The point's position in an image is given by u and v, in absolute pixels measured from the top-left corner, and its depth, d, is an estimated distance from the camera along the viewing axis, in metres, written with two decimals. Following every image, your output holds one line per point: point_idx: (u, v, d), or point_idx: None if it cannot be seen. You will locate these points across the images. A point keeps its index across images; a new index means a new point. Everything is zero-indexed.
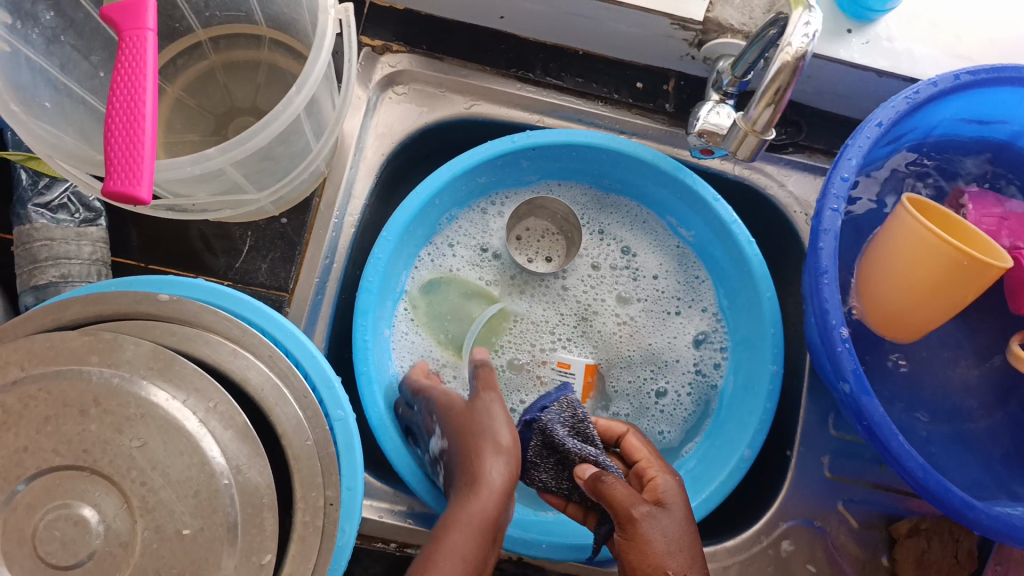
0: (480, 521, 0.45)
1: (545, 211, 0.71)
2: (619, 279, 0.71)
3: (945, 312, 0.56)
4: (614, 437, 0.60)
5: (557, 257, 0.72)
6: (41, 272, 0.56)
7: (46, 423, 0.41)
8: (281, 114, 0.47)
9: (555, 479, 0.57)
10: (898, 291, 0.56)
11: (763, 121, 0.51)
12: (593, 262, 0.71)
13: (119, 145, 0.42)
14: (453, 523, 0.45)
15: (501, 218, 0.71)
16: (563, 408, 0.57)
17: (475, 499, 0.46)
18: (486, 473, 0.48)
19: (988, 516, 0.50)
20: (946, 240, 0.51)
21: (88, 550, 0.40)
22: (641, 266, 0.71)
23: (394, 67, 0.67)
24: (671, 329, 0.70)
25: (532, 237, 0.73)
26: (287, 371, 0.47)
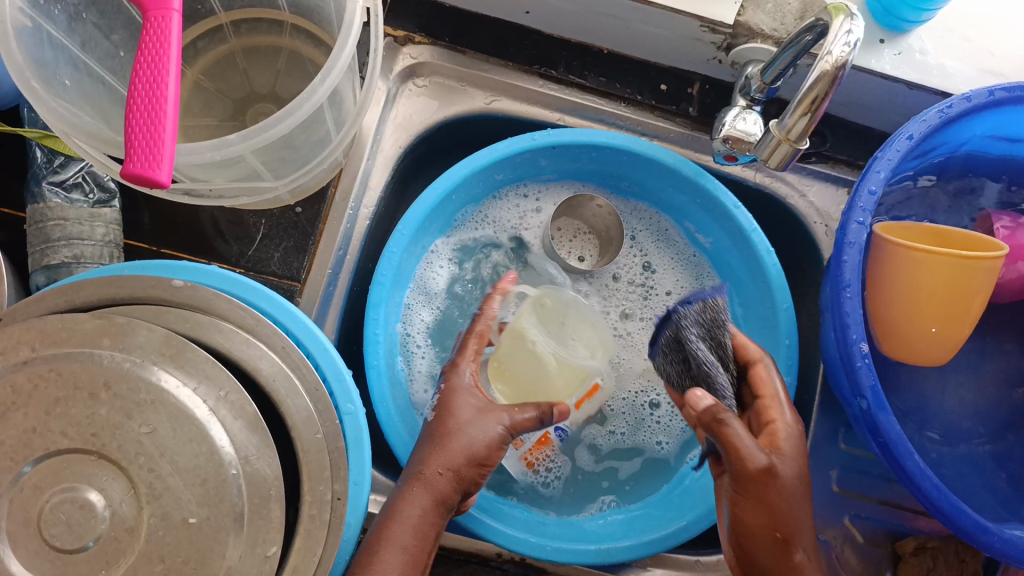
0: (405, 541, 0.48)
1: (580, 211, 0.71)
2: (630, 295, 0.70)
3: (956, 314, 0.54)
4: (745, 358, 0.56)
5: (590, 256, 0.72)
6: (54, 252, 0.56)
7: (55, 405, 0.41)
8: (304, 102, 0.47)
9: (676, 375, 0.57)
10: (905, 315, 0.55)
11: (798, 130, 0.51)
12: (616, 273, 0.70)
13: (140, 128, 0.42)
14: (378, 545, 0.48)
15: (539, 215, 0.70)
16: (703, 310, 0.56)
17: (400, 524, 0.49)
18: (416, 496, 0.50)
19: (1000, 539, 0.49)
20: (904, 245, 0.54)
21: (94, 534, 0.39)
22: (656, 282, 0.70)
23: (415, 58, 0.66)
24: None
25: (563, 236, 0.72)
26: (299, 363, 0.47)
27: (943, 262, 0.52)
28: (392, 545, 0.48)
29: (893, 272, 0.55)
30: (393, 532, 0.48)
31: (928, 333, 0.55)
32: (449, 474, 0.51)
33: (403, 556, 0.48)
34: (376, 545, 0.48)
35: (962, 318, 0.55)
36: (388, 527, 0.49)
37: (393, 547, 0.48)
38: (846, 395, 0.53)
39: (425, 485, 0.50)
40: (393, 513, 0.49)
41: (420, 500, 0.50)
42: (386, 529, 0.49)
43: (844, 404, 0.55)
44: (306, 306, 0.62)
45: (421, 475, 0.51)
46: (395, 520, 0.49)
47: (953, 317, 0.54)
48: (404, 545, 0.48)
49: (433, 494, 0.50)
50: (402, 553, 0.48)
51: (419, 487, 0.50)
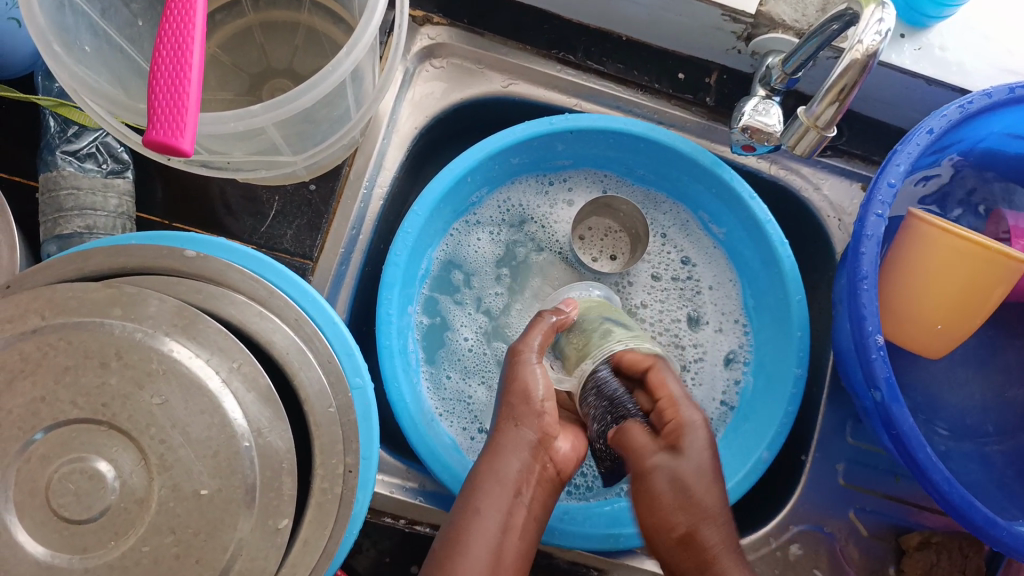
0: (484, 508, 0.48)
1: (609, 209, 0.71)
2: (668, 293, 0.70)
3: (968, 304, 0.54)
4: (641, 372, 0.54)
5: (622, 254, 0.72)
6: (67, 221, 0.55)
7: (65, 374, 0.40)
8: (329, 76, 0.46)
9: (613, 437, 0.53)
10: (915, 305, 0.55)
11: (826, 118, 0.51)
12: (654, 271, 0.70)
13: (163, 93, 0.41)
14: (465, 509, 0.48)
15: (570, 207, 0.71)
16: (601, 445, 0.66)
17: (483, 492, 0.48)
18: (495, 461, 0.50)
19: (1008, 534, 0.49)
20: (931, 223, 0.54)
21: (102, 505, 0.39)
22: (699, 278, 0.70)
23: (434, 39, 0.66)
24: (701, 343, 0.69)
25: (595, 235, 0.72)
26: (312, 335, 0.47)
27: (964, 251, 0.52)
28: (471, 513, 0.48)
29: (908, 252, 0.55)
30: (476, 501, 0.48)
31: (934, 328, 0.56)
32: (520, 443, 0.51)
33: (484, 522, 0.47)
34: (461, 516, 0.48)
35: (973, 313, 0.55)
36: (472, 498, 0.48)
37: (472, 513, 0.48)
38: (861, 389, 0.54)
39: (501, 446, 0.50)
40: (477, 482, 0.49)
41: (495, 468, 0.49)
42: (468, 498, 0.48)
43: (857, 398, 0.56)
44: (317, 284, 0.62)
45: (496, 441, 0.51)
46: (479, 491, 0.49)
47: (966, 307, 0.54)
48: (486, 513, 0.47)
49: (510, 466, 0.49)
50: (480, 521, 0.47)
51: (500, 452, 0.50)
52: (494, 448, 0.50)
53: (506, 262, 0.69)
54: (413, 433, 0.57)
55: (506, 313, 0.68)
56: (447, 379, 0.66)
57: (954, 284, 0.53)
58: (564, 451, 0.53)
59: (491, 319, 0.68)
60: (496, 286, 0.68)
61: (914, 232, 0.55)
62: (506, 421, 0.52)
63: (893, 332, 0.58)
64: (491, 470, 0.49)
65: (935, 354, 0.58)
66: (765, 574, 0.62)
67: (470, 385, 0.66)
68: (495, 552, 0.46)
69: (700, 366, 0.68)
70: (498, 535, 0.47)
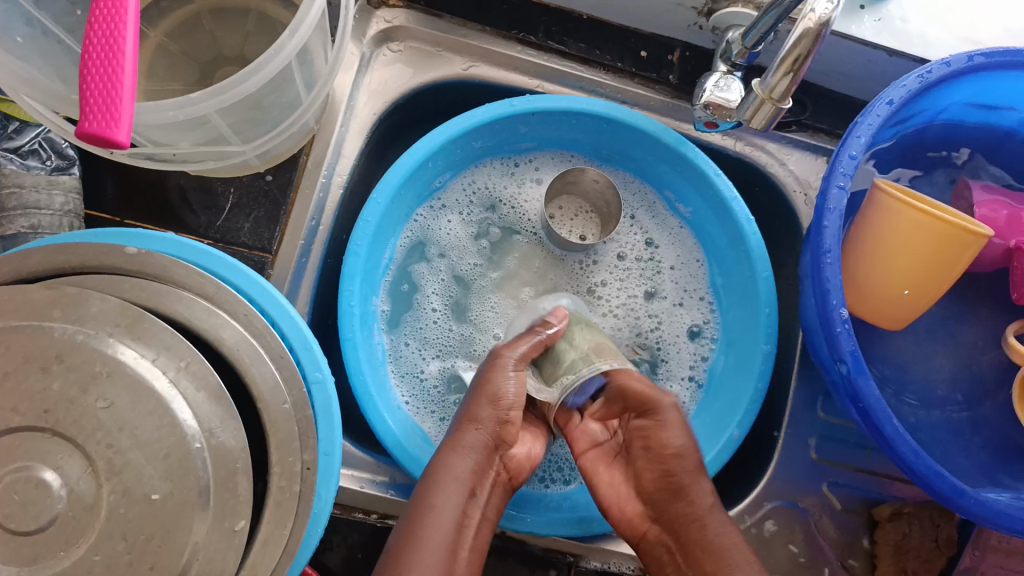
0: (442, 503, 0.47)
1: (579, 188, 0.70)
2: (636, 273, 0.69)
3: (933, 274, 0.54)
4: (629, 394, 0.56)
5: (591, 236, 0.70)
6: (9, 221, 0.53)
7: (6, 379, 0.39)
8: (272, 59, 0.45)
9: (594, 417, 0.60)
10: (879, 275, 0.54)
11: (781, 90, 0.49)
12: (619, 252, 0.69)
13: (95, 84, 0.40)
14: (418, 507, 0.47)
15: (538, 186, 0.70)
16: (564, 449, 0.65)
17: (439, 486, 0.47)
18: (450, 455, 0.49)
19: (976, 503, 0.49)
20: (898, 199, 0.53)
21: (49, 514, 0.38)
22: (660, 258, 0.69)
23: (390, 22, 0.64)
24: (657, 313, 0.68)
25: (566, 215, 0.71)
26: (264, 330, 0.45)
27: (929, 225, 0.52)
28: (426, 509, 0.46)
29: (873, 224, 0.54)
30: (431, 495, 0.47)
31: (901, 294, 0.55)
32: (481, 445, 0.50)
33: (443, 518, 0.46)
34: (416, 512, 0.46)
35: (936, 283, 0.54)
36: (426, 492, 0.47)
37: (429, 509, 0.46)
38: (827, 362, 0.53)
39: (460, 445, 0.49)
40: (432, 478, 0.48)
41: (451, 469, 0.48)
42: (422, 494, 0.47)
43: (823, 372, 0.55)
44: (276, 277, 0.60)
45: (453, 440, 0.50)
46: (436, 486, 0.48)
47: (928, 275, 0.54)
48: (445, 509, 0.47)
49: (465, 465, 0.49)
50: (437, 516, 0.46)
51: (456, 451, 0.49)
52: (451, 446, 0.49)
53: (472, 244, 0.68)
54: (379, 423, 0.56)
55: (471, 292, 0.67)
56: (410, 352, 0.65)
57: (918, 256, 0.53)
58: (519, 456, 0.53)
59: (454, 298, 0.67)
60: (462, 268, 0.67)
61: (880, 202, 0.54)
62: (467, 423, 0.50)
63: (858, 305, 0.57)
64: (448, 466, 0.49)
65: (900, 326, 0.58)
66: None
67: (427, 361, 0.65)
68: (452, 548, 0.46)
69: (658, 335, 0.68)
70: (456, 532, 0.46)
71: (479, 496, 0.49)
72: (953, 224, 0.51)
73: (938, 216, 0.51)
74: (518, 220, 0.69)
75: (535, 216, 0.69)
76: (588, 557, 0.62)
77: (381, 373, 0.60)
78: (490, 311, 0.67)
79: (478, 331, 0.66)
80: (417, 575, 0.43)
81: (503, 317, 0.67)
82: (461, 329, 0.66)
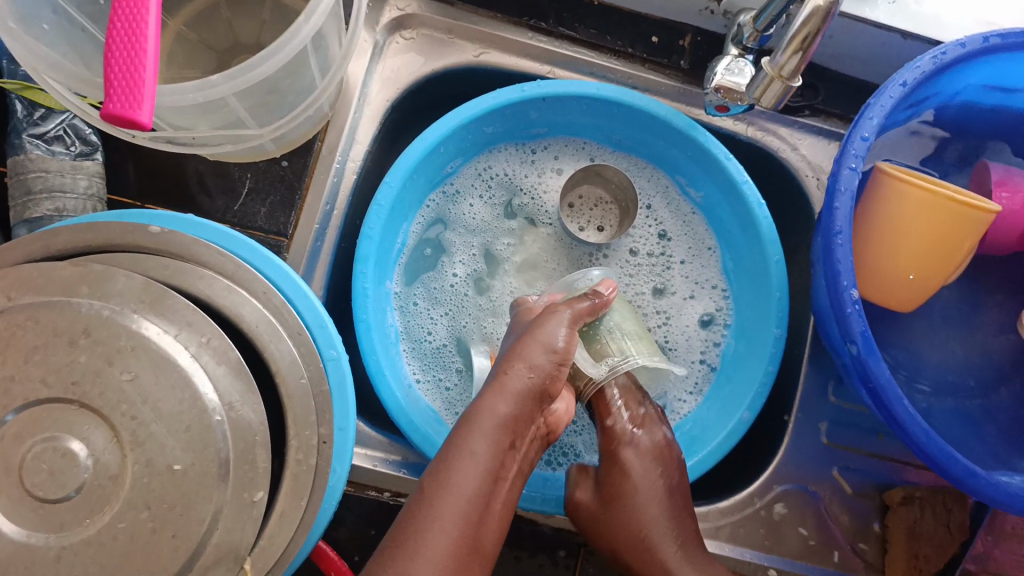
0: (480, 451, 0.45)
1: (600, 179, 0.71)
2: (651, 265, 0.69)
3: (933, 249, 0.54)
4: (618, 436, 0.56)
5: (609, 227, 0.71)
6: (35, 204, 0.55)
7: (34, 353, 0.40)
8: (289, 42, 0.46)
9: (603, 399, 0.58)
10: (885, 258, 0.55)
11: (790, 68, 0.51)
12: (632, 247, 0.70)
13: (120, 67, 0.41)
14: (455, 452, 0.45)
15: (558, 176, 0.70)
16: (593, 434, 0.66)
17: (478, 432, 0.46)
18: (491, 405, 0.47)
19: (988, 485, 0.49)
20: (893, 173, 0.54)
21: (77, 482, 0.39)
22: (672, 253, 0.70)
23: (403, 10, 0.65)
24: (666, 306, 0.69)
25: (585, 204, 0.72)
26: (281, 308, 0.46)
27: (919, 199, 0.53)
28: (463, 454, 0.45)
29: (880, 207, 0.55)
30: (468, 441, 0.46)
31: (906, 279, 0.55)
32: (527, 391, 0.48)
33: (480, 466, 0.45)
34: (452, 455, 0.45)
35: (942, 267, 0.55)
36: (464, 437, 0.46)
37: (465, 455, 0.45)
38: (838, 344, 0.53)
39: (506, 392, 0.48)
40: (471, 422, 0.47)
41: (493, 416, 0.46)
42: (459, 439, 0.46)
43: (835, 355, 0.55)
44: (293, 260, 0.62)
45: (499, 383, 0.48)
46: (473, 431, 0.46)
47: (934, 259, 0.54)
48: (483, 456, 0.45)
49: (508, 413, 0.47)
50: (473, 462, 0.45)
51: (500, 395, 0.48)
52: (497, 390, 0.48)
53: (487, 229, 0.69)
54: (393, 403, 0.57)
55: (484, 276, 0.68)
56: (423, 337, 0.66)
57: (917, 229, 0.53)
58: (558, 412, 0.52)
59: (466, 280, 0.68)
60: (476, 250, 0.69)
61: (877, 184, 0.55)
62: (515, 365, 0.49)
63: (865, 288, 0.57)
64: (491, 412, 0.47)
65: (907, 308, 0.59)
66: (750, 534, 0.62)
67: (435, 321, 0.66)
68: (485, 497, 0.45)
69: (666, 329, 0.68)
70: (490, 481, 0.45)
71: (516, 449, 0.48)
72: (938, 194, 0.52)
73: (928, 187, 0.52)
74: (532, 209, 0.70)
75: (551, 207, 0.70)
76: None
77: (395, 357, 0.60)
78: (507, 290, 0.68)
79: (493, 309, 0.68)
80: (445, 520, 0.43)
81: (521, 294, 0.68)
82: (475, 305, 0.67)
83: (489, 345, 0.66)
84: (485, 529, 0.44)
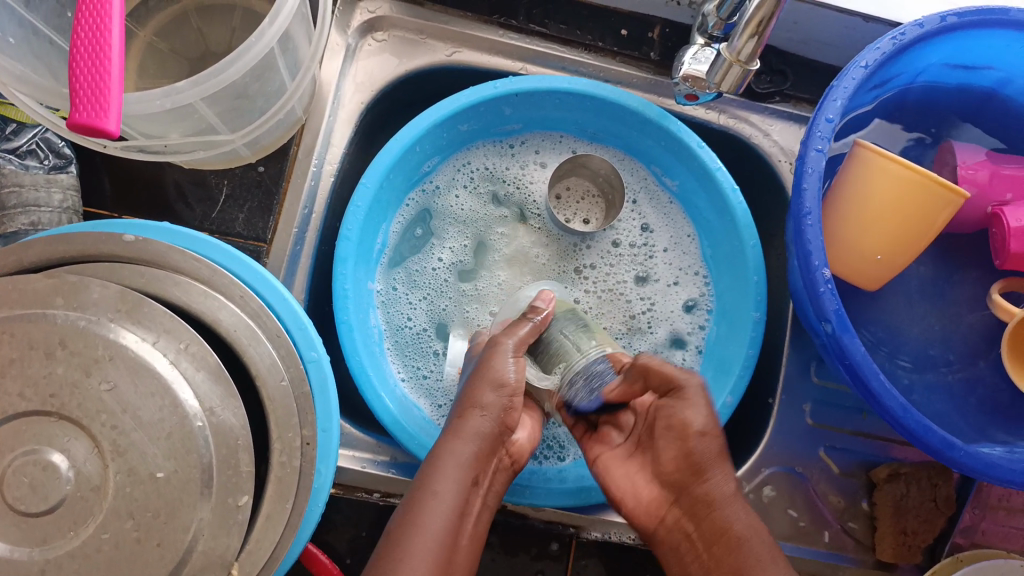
0: (444, 490, 0.45)
1: (587, 172, 0.71)
2: (634, 257, 0.70)
3: (899, 227, 0.54)
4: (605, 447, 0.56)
5: (595, 220, 0.71)
6: (10, 219, 0.55)
7: (11, 366, 0.40)
8: (254, 45, 0.46)
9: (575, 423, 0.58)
10: (856, 236, 0.56)
11: (747, 53, 0.52)
12: (615, 239, 0.70)
13: (84, 76, 0.41)
14: (420, 494, 0.45)
15: (542, 170, 0.71)
16: None
17: (441, 473, 0.46)
18: (452, 453, 0.47)
19: (967, 455, 0.49)
20: (865, 145, 0.55)
21: (59, 495, 0.39)
22: (653, 240, 0.70)
23: (372, 13, 0.66)
24: (648, 295, 0.69)
25: (572, 197, 0.72)
26: (259, 311, 0.46)
27: (882, 172, 0.54)
28: (428, 496, 0.45)
29: (849, 183, 0.55)
30: (432, 482, 0.45)
31: (874, 260, 0.56)
32: (486, 429, 0.49)
33: (444, 504, 0.44)
34: (417, 496, 0.45)
35: (913, 245, 0.55)
36: (428, 478, 0.46)
37: (429, 494, 0.45)
38: (813, 322, 0.54)
39: (464, 433, 0.48)
40: (435, 463, 0.47)
41: (455, 457, 0.47)
42: (423, 480, 0.46)
43: (812, 334, 0.56)
44: (272, 266, 0.61)
45: (456, 427, 0.48)
46: (437, 472, 0.46)
47: (906, 237, 0.55)
48: (446, 495, 0.45)
49: (469, 452, 0.47)
50: (439, 502, 0.44)
51: (459, 437, 0.48)
52: (454, 432, 0.48)
53: (470, 222, 0.69)
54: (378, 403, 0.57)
55: (468, 266, 0.69)
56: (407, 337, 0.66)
57: (880, 204, 0.54)
58: (519, 441, 0.53)
59: (447, 269, 0.68)
60: (456, 241, 0.69)
61: (858, 159, 0.55)
62: (469, 409, 0.49)
63: (839, 266, 0.58)
64: (454, 454, 0.47)
65: (875, 286, 0.60)
66: None
67: (414, 307, 0.67)
68: (452, 536, 0.44)
69: (650, 315, 0.69)
70: (456, 519, 0.45)
71: (479, 485, 0.48)
72: (901, 167, 0.53)
73: (892, 160, 0.53)
74: (515, 203, 0.70)
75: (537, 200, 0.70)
76: (588, 528, 0.63)
77: (379, 358, 0.61)
78: (493, 280, 0.68)
79: (475, 296, 0.68)
80: (417, 560, 0.41)
81: (504, 285, 0.68)
82: (455, 292, 0.68)
83: (468, 331, 0.67)
84: (454, 566, 0.43)
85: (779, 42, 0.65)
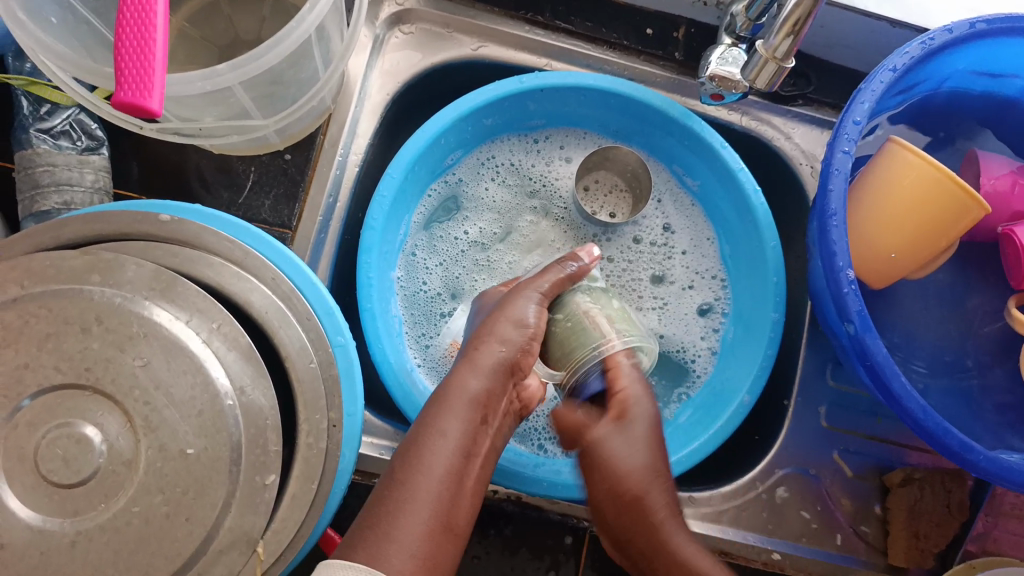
0: (451, 430, 0.45)
1: (615, 165, 0.71)
2: (653, 254, 0.70)
3: (918, 232, 0.55)
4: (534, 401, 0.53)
5: (621, 214, 0.72)
6: (43, 197, 0.55)
7: (47, 340, 0.40)
8: (293, 31, 0.47)
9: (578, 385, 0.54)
10: (877, 233, 0.56)
11: (783, 50, 0.53)
12: (636, 234, 0.71)
13: (129, 57, 0.41)
14: (425, 432, 0.45)
15: (567, 164, 0.71)
16: None
17: (449, 411, 0.46)
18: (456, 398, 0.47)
19: (985, 458, 0.49)
20: (903, 144, 0.55)
21: (92, 467, 0.39)
22: (674, 242, 0.71)
23: (401, 6, 0.66)
24: (664, 292, 0.70)
25: (600, 190, 0.73)
26: (289, 294, 0.47)
27: (913, 174, 0.54)
28: (434, 434, 0.45)
29: (880, 178, 0.56)
30: (439, 420, 0.45)
31: (888, 258, 0.57)
32: (497, 371, 0.49)
33: (450, 445, 0.44)
34: (423, 434, 0.45)
35: (930, 251, 0.56)
36: (433, 416, 0.46)
37: (436, 434, 0.45)
38: (835, 324, 0.54)
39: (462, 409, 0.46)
40: (442, 401, 0.47)
41: (465, 394, 0.47)
42: (430, 417, 0.46)
43: (833, 337, 0.56)
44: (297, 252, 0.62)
45: (472, 360, 0.49)
46: (445, 412, 0.46)
47: (919, 243, 0.56)
48: (452, 435, 0.45)
49: (479, 389, 0.48)
50: (444, 442, 0.44)
51: (472, 371, 0.48)
52: (469, 365, 0.48)
53: (497, 211, 0.70)
54: (398, 392, 0.58)
55: (487, 250, 0.69)
56: (422, 322, 0.67)
57: (907, 205, 0.54)
58: (531, 387, 0.52)
59: (467, 245, 0.69)
60: (481, 224, 0.70)
61: (888, 156, 0.56)
62: (487, 341, 0.50)
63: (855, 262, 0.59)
64: (461, 390, 0.47)
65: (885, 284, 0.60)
66: (753, 516, 0.63)
67: (430, 272, 0.68)
68: (456, 476, 0.44)
69: (663, 315, 0.69)
70: (462, 458, 0.45)
71: (488, 423, 0.48)
72: (935, 169, 0.53)
73: (926, 159, 0.53)
74: (541, 191, 0.71)
75: (564, 191, 0.71)
76: None
77: (398, 342, 0.61)
78: (508, 263, 0.69)
79: (489, 268, 0.69)
80: (421, 500, 0.42)
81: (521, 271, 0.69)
82: (471, 262, 0.69)
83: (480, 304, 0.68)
84: (458, 504, 0.43)
85: (804, 46, 0.66)
